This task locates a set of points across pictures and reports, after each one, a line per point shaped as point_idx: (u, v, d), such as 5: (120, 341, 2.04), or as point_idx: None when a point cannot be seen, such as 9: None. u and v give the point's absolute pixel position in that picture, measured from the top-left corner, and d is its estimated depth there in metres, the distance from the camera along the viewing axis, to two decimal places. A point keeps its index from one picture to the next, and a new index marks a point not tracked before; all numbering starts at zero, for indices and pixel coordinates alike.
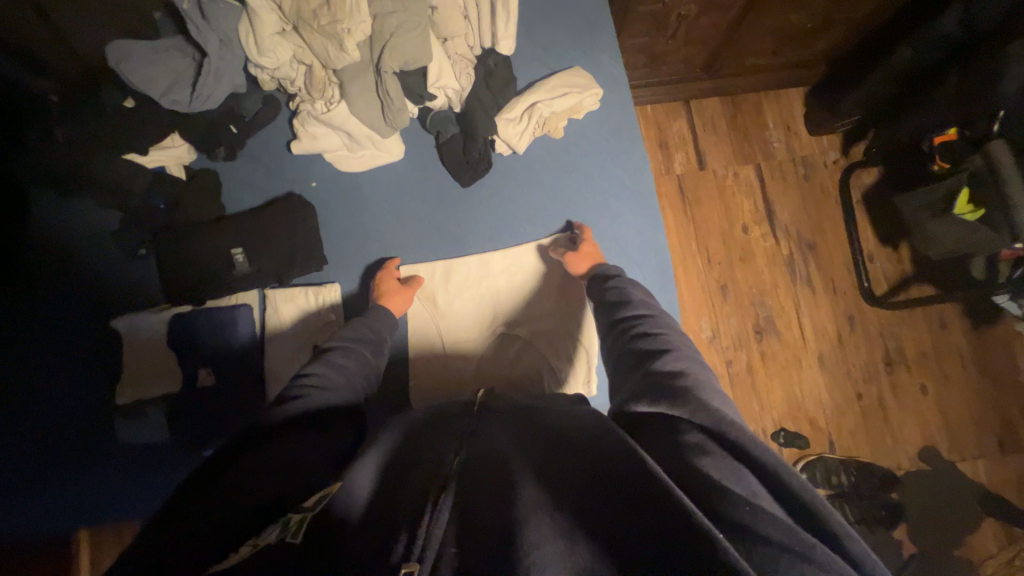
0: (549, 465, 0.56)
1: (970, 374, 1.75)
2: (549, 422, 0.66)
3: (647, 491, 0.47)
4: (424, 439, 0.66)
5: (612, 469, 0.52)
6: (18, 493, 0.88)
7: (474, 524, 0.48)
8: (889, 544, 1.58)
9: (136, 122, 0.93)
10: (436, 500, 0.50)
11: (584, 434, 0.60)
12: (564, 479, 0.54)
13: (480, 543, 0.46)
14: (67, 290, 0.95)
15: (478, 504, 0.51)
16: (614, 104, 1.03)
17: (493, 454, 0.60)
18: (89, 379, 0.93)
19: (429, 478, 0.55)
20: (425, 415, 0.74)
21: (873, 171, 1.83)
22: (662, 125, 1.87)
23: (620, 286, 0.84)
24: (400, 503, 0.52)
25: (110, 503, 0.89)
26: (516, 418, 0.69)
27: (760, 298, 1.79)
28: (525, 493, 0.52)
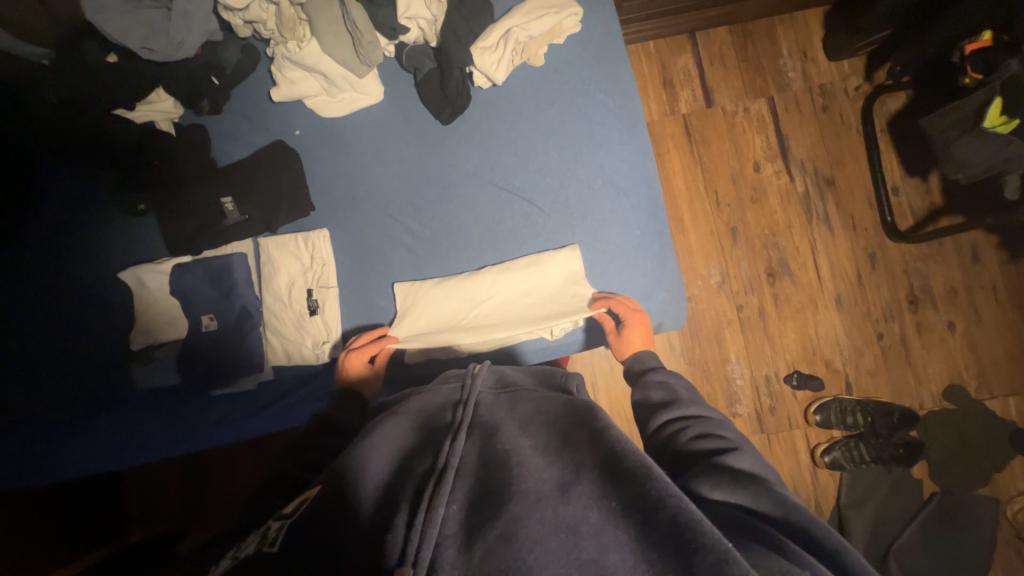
0: (550, 449, 0.53)
1: (1004, 309, 1.64)
2: (543, 400, 0.63)
3: (642, 489, 0.45)
4: (423, 426, 0.63)
5: (616, 459, 0.49)
6: (53, 434, 0.96)
7: (476, 522, 0.46)
8: (908, 481, 1.55)
9: (119, 79, 0.94)
10: (429, 500, 0.48)
11: (578, 418, 0.57)
12: (565, 462, 0.51)
13: (480, 545, 0.43)
14: (76, 248, 1.00)
15: (478, 498, 0.48)
16: (596, 27, 0.98)
17: (492, 436, 0.57)
18: (103, 329, 0.99)
19: (422, 474, 0.52)
20: (421, 400, 0.68)
21: (899, 96, 1.68)
22: (665, 61, 1.76)
23: (660, 368, 0.82)
24: (400, 496, 0.50)
25: (134, 440, 0.97)
26: (514, 396, 0.66)
27: (773, 239, 1.71)
28: (526, 478, 0.48)
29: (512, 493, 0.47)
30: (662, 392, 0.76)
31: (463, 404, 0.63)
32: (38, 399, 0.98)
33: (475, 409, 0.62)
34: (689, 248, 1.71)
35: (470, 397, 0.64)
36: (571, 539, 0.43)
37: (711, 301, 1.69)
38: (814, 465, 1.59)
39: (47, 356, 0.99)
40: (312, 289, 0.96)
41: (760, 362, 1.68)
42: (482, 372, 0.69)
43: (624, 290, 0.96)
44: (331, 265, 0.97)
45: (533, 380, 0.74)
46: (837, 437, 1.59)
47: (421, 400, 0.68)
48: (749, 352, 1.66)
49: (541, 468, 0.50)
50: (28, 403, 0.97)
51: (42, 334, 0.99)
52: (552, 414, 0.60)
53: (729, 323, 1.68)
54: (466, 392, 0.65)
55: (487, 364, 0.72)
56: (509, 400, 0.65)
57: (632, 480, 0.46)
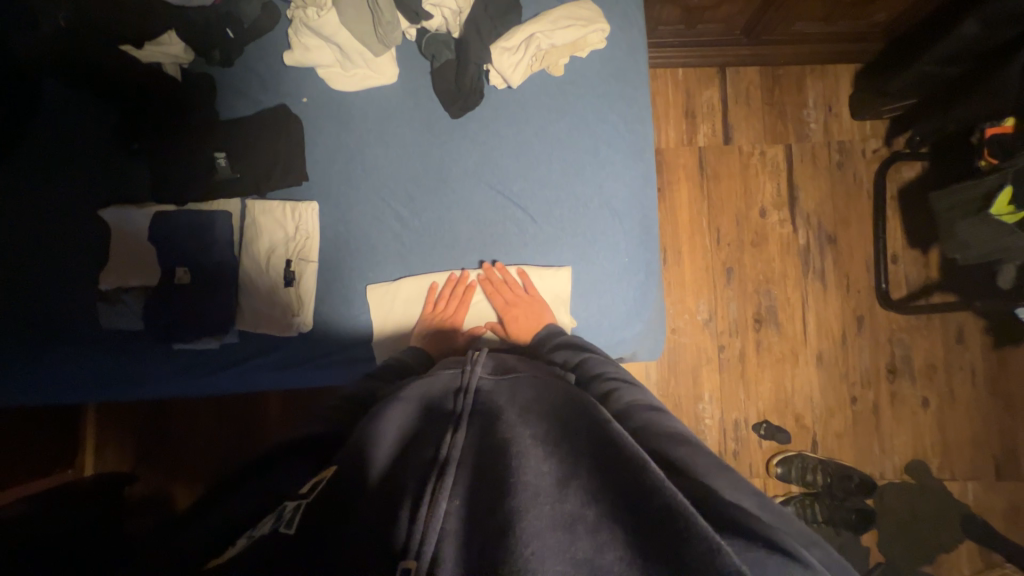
0: (551, 436, 0.52)
1: (980, 394, 1.65)
2: (545, 389, 0.62)
3: (636, 479, 0.44)
4: (425, 412, 0.62)
5: (614, 456, 0.47)
6: (8, 359, 0.95)
7: (476, 517, 0.45)
8: (855, 547, 1.55)
9: (134, 15, 0.93)
10: (434, 492, 0.47)
11: (579, 411, 0.55)
12: (565, 453, 0.50)
13: (478, 539, 0.43)
14: (63, 177, 0.99)
15: (479, 493, 0.48)
16: (622, 47, 0.97)
17: (492, 426, 0.55)
18: (73, 261, 0.98)
19: (426, 467, 0.51)
20: (423, 383, 0.68)
21: (915, 166, 1.68)
22: (692, 91, 1.75)
23: (577, 344, 0.83)
24: (403, 486, 0.49)
25: (84, 379, 0.95)
26: (518, 386, 0.65)
27: (766, 286, 1.70)
28: (525, 470, 0.47)
29: (509, 487, 0.46)
30: (582, 370, 0.75)
31: (464, 393, 0.63)
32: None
33: (475, 399, 0.62)
34: (681, 280, 1.70)
35: (471, 384, 0.65)
36: (570, 537, 0.42)
37: (694, 337, 1.68)
38: None
39: (15, 280, 0.97)
40: (291, 259, 0.95)
41: (732, 406, 1.67)
42: (481, 358, 0.71)
43: (602, 314, 0.95)
44: (314, 238, 0.96)
45: (533, 365, 0.75)
46: (793, 492, 1.60)
47: (423, 383, 0.68)
48: (723, 393, 1.67)
49: (539, 458, 0.49)
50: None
51: (14, 258, 0.97)
52: (555, 402, 0.59)
53: (708, 361, 1.68)
54: (467, 380, 0.65)
55: (487, 351, 0.73)
56: (513, 391, 0.63)
57: (626, 469, 0.45)
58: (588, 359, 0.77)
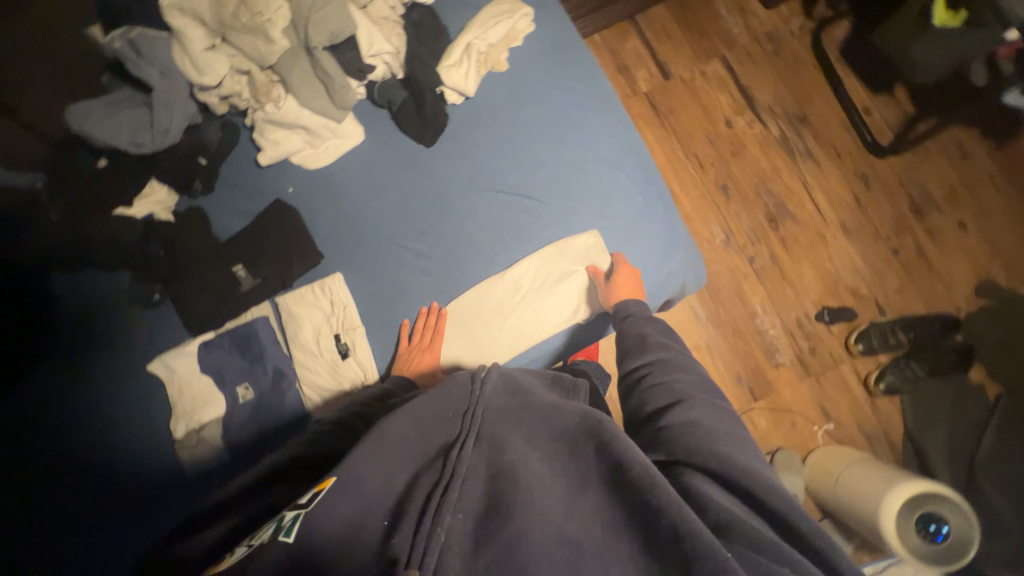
0: (557, 466, 0.58)
1: (1007, 195, 1.64)
2: (551, 403, 0.64)
3: (645, 500, 0.49)
4: (426, 430, 0.61)
5: (627, 475, 0.52)
6: (110, 540, 0.91)
7: (483, 538, 0.50)
8: (969, 388, 1.51)
9: (116, 180, 0.99)
10: (435, 509, 0.50)
11: (585, 430, 0.59)
12: (569, 481, 0.56)
13: (483, 558, 0.48)
14: (102, 353, 1.01)
15: (486, 516, 0.51)
16: (549, 23, 1.03)
17: (502, 449, 0.58)
18: (138, 426, 0.98)
19: (427, 488, 0.54)
20: (431, 398, 0.65)
21: (843, 24, 1.74)
22: (615, 48, 1.82)
23: (648, 330, 0.82)
24: (407, 508, 0.52)
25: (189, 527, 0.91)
26: (523, 396, 0.65)
27: (764, 187, 1.72)
28: (537, 502, 0.51)
29: (519, 510, 0.50)
30: (647, 370, 0.75)
31: (471, 412, 0.62)
32: (62, 509, 0.92)
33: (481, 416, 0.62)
34: (686, 214, 1.72)
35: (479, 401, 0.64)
36: (573, 554, 0.48)
37: (721, 260, 1.69)
38: (871, 397, 1.57)
39: (76, 465, 0.95)
40: (340, 332, 0.97)
41: (787, 308, 1.66)
42: (492, 377, 0.68)
43: (641, 259, 0.96)
44: (351, 304, 0.98)
45: (536, 377, 0.74)
46: (884, 361, 1.57)
47: (430, 401, 0.65)
48: (773, 300, 1.66)
49: (546, 484, 0.54)
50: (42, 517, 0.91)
51: (71, 447, 0.96)
52: (558, 415, 0.62)
53: (746, 276, 1.68)
54: (477, 399, 0.64)
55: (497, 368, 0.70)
56: (517, 403, 0.64)
57: (628, 484, 0.51)
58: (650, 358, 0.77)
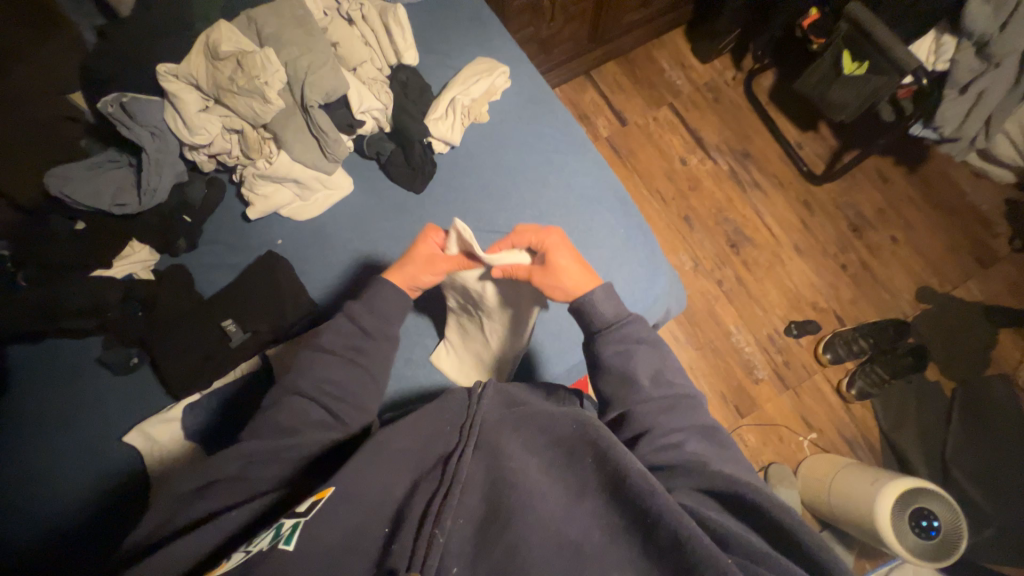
0: (556, 471, 0.59)
1: (926, 211, 1.87)
2: (548, 412, 0.66)
3: (642, 507, 0.51)
4: (426, 443, 0.65)
5: (624, 481, 0.53)
6: None
7: (482, 539, 0.52)
8: (929, 386, 1.63)
9: (93, 243, 0.95)
10: (434, 516, 0.53)
11: (582, 437, 0.60)
12: (568, 488, 0.57)
13: (483, 562, 0.50)
14: (72, 428, 0.93)
15: (485, 518, 0.54)
16: (523, 79, 1.13)
17: (500, 456, 0.60)
18: (113, 507, 0.89)
19: (428, 497, 0.56)
20: (429, 414, 0.68)
21: (769, 74, 2.00)
22: (575, 100, 2.00)
23: (628, 350, 0.73)
24: (406, 514, 0.55)
25: None
26: (520, 408, 0.69)
27: (722, 215, 1.88)
28: (537, 506, 0.54)
29: (519, 516, 0.52)
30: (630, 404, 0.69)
31: (468, 425, 0.64)
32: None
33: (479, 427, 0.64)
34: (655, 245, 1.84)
35: (477, 414, 0.66)
36: (573, 556, 0.50)
37: (693, 285, 1.80)
38: (846, 402, 1.66)
39: (44, 557, 0.86)
40: None
41: (758, 325, 1.77)
42: (488, 393, 0.69)
43: (630, 286, 1.01)
44: None
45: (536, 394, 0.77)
46: (852, 367, 1.68)
47: (429, 415, 0.68)
48: (745, 319, 1.76)
49: (544, 491, 0.56)
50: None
51: (41, 536, 0.87)
52: (554, 422, 0.65)
53: (717, 299, 1.78)
54: (473, 411, 0.66)
55: (493, 385, 0.71)
56: (514, 414, 0.67)
57: (623, 490, 0.53)
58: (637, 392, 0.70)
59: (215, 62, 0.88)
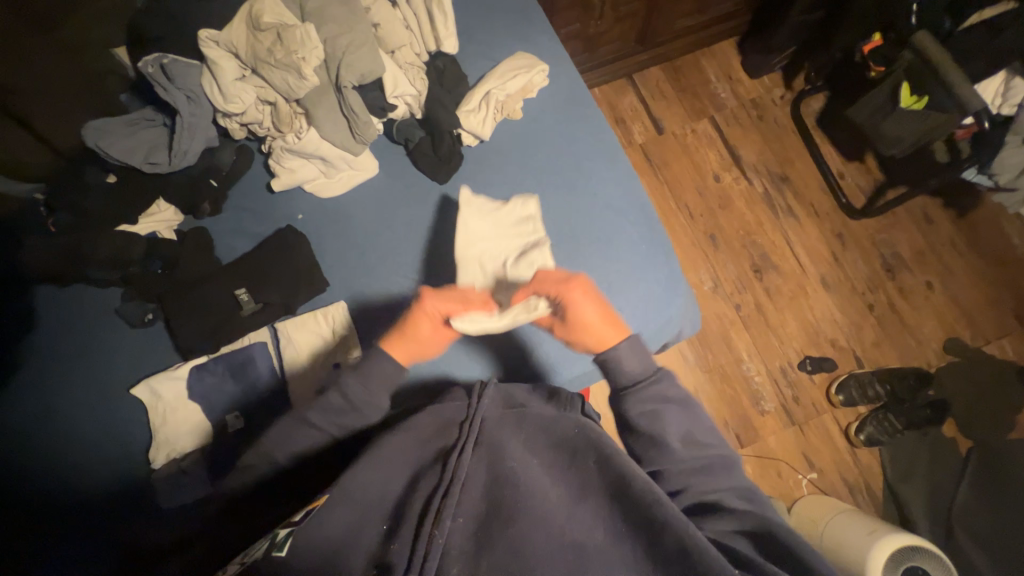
0: (554, 472, 0.65)
1: (968, 260, 1.78)
2: (548, 416, 0.73)
3: (636, 507, 0.58)
4: (425, 444, 0.71)
5: (623, 488, 0.60)
6: None
7: (484, 535, 0.57)
8: (944, 442, 1.57)
9: (121, 197, 0.97)
10: (436, 514, 0.58)
11: (582, 441, 0.68)
12: (566, 487, 0.63)
13: (482, 555, 0.55)
14: (83, 374, 0.96)
15: (488, 516, 0.59)
16: (562, 78, 1.10)
17: (499, 456, 0.65)
18: (113, 456, 0.92)
19: (432, 493, 0.61)
20: (429, 415, 0.75)
21: (819, 97, 1.92)
22: (614, 103, 1.95)
23: (655, 411, 0.74)
24: (409, 512, 0.60)
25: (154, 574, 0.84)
26: (518, 411, 0.73)
27: (750, 238, 1.82)
28: (538, 504, 0.59)
29: (518, 513, 0.58)
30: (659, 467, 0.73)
31: (469, 423, 0.69)
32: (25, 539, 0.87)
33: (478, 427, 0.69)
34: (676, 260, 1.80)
35: (474, 415, 0.71)
36: (573, 551, 0.55)
37: (710, 306, 1.75)
38: (852, 446, 1.61)
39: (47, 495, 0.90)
40: (339, 363, 0.95)
41: (772, 355, 1.72)
42: (489, 392, 0.74)
43: (644, 303, 0.98)
44: (354, 333, 0.97)
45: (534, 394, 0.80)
46: (864, 411, 1.63)
47: (427, 419, 0.75)
48: (759, 347, 1.71)
49: (545, 489, 0.62)
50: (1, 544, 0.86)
51: (45, 475, 0.90)
52: (551, 429, 0.70)
53: (733, 323, 1.74)
54: (471, 412, 0.71)
55: (493, 385, 0.76)
56: (512, 417, 0.73)
57: (619, 493, 0.60)
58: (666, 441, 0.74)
59: (257, 33, 0.89)
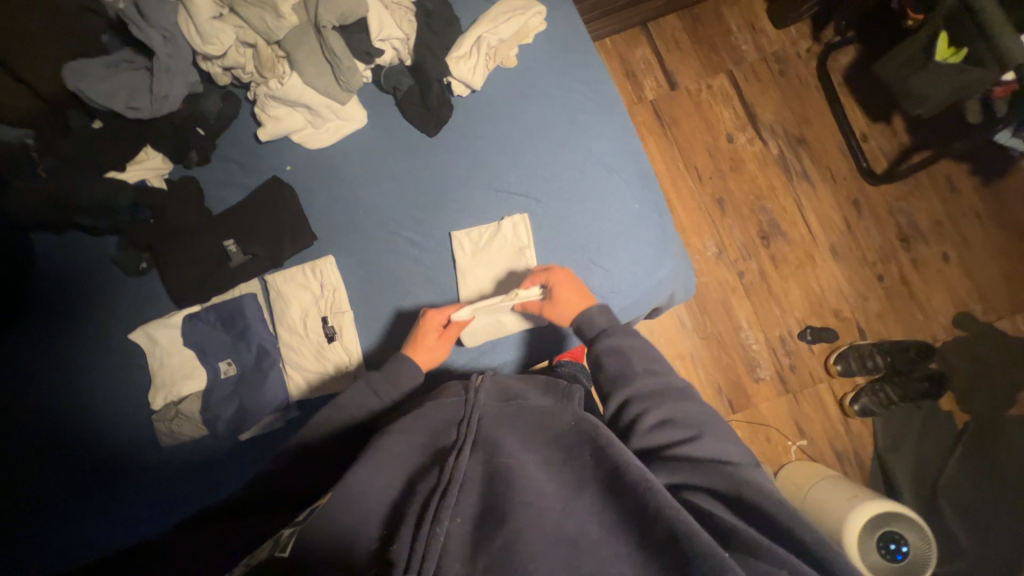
0: (554, 469, 0.60)
1: (991, 232, 1.69)
2: (544, 409, 0.68)
3: (642, 503, 0.52)
4: (422, 442, 0.67)
5: (623, 483, 0.55)
6: (81, 509, 0.92)
7: (480, 536, 0.52)
8: (938, 415, 1.56)
9: (109, 143, 0.97)
10: (434, 513, 0.53)
11: (582, 434, 0.62)
12: (568, 486, 0.58)
13: (482, 557, 0.50)
14: (83, 318, 0.99)
15: (483, 514, 0.55)
16: (561, 23, 1.03)
17: (496, 451, 0.62)
18: (116, 393, 0.97)
19: (427, 491, 0.58)
20: (426, 413, 0.71)
21: (849, 50, 1.77)
22: (625, 54, 1.84)
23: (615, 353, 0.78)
24: (404, 511, 0.56)
25: (159, 504, 0.92)
26: (516, 404, 0.70)
27: (759, 204, 1.75)
28: (533, 500, 0.55)
29: (518, 513, 0.53)
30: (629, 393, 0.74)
31: (466, 421, 0.66)
32: (47, 474, 0.94)
33: (477, 425, 0.66)
34: (680, 225, 1.75)
35: (473, 412, 0.68)
36: (572, 551, 0.50)
37: (712, 273, 1.72)
38: (845, 416, 1.61)
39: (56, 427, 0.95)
40: (327, 316, 0.97)
41: (772, 324, 1.70)
42: (485, 384, 0.73)
43: (634, 266, 0.96)
44: (341, 288, 0.98)
45: (535, 387, 0.77)
46: (860, 383, 1.61)
47: (426, 414, 0.71)
48: (759, 315, 1.69)
49: (543, 487, 0.57)
50: (21, 472, 0.94)
51: (56, 411, 0.96)
52: (553, 424, 0.66)
53: (734, 291, 1.71)
54: (469, 408, 0.68)
55: (489, 376, 0.74)
56: (510, 412, 0.69)
57: (627, 492, 0.54)
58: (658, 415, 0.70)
59: None
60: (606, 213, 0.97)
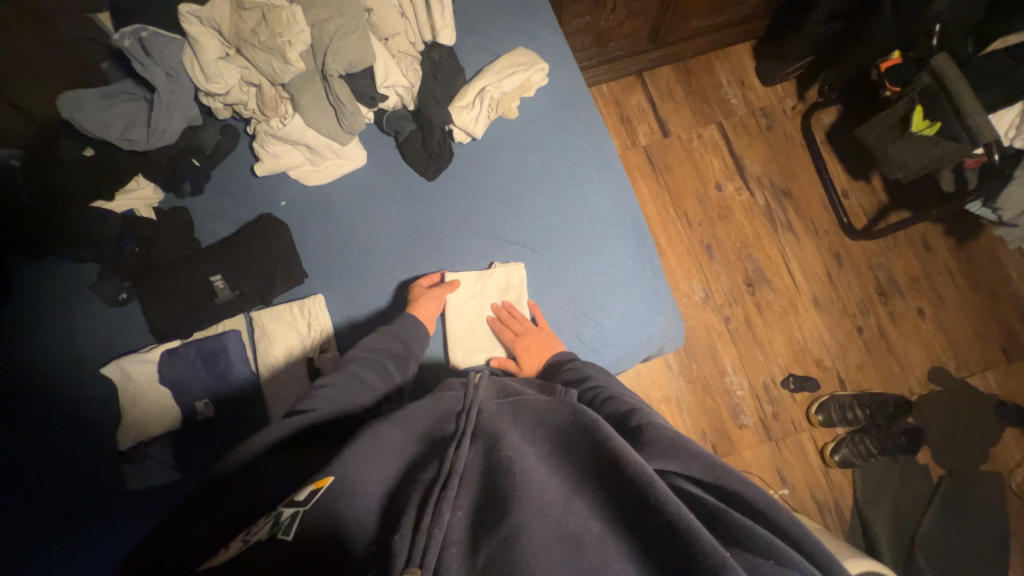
0: (555, 462, 0.54)
1: (963, 290, 1.76)
2: (545, 403, 0.63)
3: (642, 493, 0.45)
4: (420, 435, 0.63)
5: (624, 474, 0.47)
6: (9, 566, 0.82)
7: (481, 532, 0.46)
8: (915, 470, 1.58)
9: (97, 172, 0.95)
10: (435, 505, 0.48)
11: (581, 425, 0.56)
12: (568, 479, 0.51)
13: (483, 555, 0.44)
14: (52, 348, 0.95)
15: (479, 506, 0.49)
16: (563, 80, 1.07)
17: (494, 443, 0.56)
18: (77, 429, 0.92)
19: (426, 485, 0.52)
20: (425, 405, 0.68)
21: (830, 111, 1.87)
22: (621, 100, 1.90)
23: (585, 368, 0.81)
24: (402, 503, 0.51)
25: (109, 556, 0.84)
26: (515, 399, 0.66)
27: (746, 251, 1.80)
28: (531, 488, 0.48)
29: (517, 504, 0.47)
30: (596, 393, 0.73)
31: (466, 412, 0.63)
32: None
33: (476, 417, 0.62)
34: (669, 268, 1.78)
35: (472, 405, 0.64)
36: (573, 548, 0.44)
37: (699, 317, 1.74)
38: (825, 466, 1.61)
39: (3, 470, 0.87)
40: (314, 359, 0.95)
41: (756, 370, 1.72)
42: (483, 381, 0.69)
43: (625, 319, 0.97)
44: (330, 329, 0.96)
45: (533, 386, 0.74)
46: (840, 433, 1.63)
47: (422, 408, 0.68)
48: (743, 361, 1.71)
49: (543, 479, 0.50)
50: None
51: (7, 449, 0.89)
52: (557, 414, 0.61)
53: (720, 336, 1.73)
54: (468, 400, 0.65)
55: (487, 373, 0.71)
56: (511, 407, 0.65)
57: (627, 480, 0.47)
58: (649, 419, 0.64)
59: (240, 12, 0.86)
60: (598, 263, 0.98)
